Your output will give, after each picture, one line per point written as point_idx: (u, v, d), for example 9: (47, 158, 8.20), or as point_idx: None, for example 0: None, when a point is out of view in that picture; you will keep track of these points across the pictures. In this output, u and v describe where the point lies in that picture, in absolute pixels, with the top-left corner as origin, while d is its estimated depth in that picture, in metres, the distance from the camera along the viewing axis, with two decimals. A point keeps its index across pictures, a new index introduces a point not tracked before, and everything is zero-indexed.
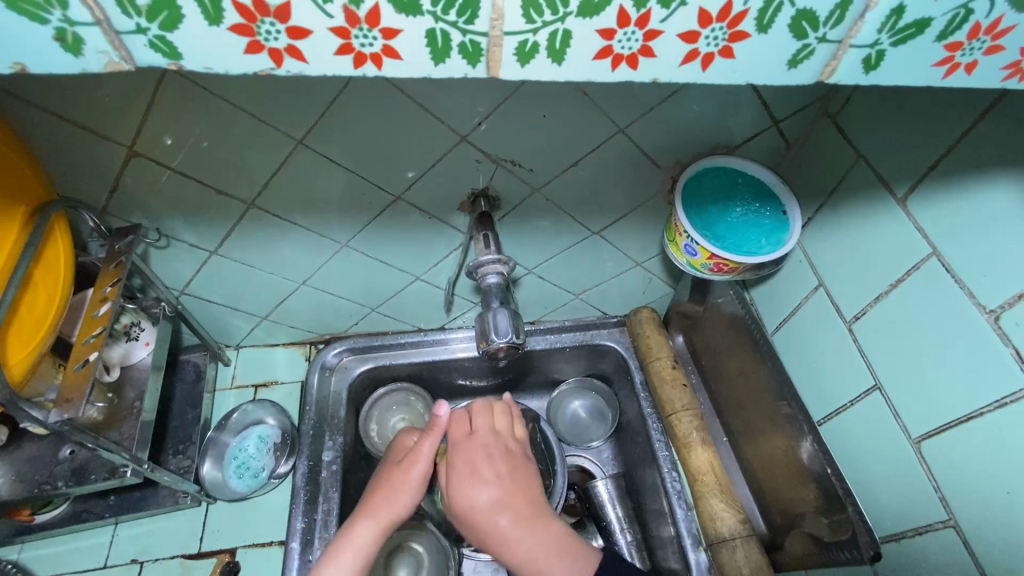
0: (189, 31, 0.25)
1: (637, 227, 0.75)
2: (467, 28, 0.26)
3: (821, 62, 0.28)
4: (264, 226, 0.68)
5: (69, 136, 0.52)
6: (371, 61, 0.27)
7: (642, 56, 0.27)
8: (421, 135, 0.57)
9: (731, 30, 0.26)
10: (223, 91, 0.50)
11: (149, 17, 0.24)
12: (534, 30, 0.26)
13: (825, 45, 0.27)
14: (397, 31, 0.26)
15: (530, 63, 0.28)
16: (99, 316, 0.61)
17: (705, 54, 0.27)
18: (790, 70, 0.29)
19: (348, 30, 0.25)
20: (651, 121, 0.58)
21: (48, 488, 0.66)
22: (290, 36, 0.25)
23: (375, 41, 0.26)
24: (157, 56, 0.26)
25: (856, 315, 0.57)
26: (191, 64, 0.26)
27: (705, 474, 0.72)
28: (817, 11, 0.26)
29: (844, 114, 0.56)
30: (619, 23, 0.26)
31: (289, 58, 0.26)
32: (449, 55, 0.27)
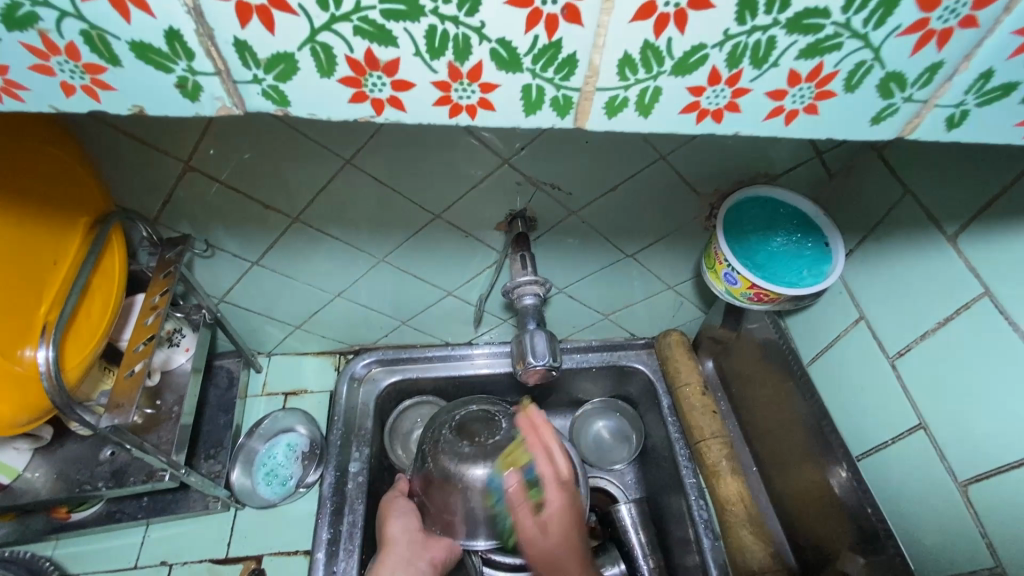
0: (301, 82, 0.26)
1: (671, 251, 0.75)
2: (562, 84, 0.27)
3: (904, 119, 0.28)
4: (305, 239, 0.70)
5: (135, 153, 0.55)
6: (465, 112, 0.28)
7: (728, 111, 0.28)
8: (465, 158, 0.59)
9: (820, 89, 0.27)
10: (281, 115, 0.52)
11: (267, 68, 0.25)
12: (627, 86, 0.27)
13: (910, 104, 0.28)
14: (495, 86, 0.27)
15: (618, 116, 0.28)
16: (147, 324, 0.62)
17: (789, 111, 0.28)
18: (872, 127, 0.29)
19: (448, 84, 0.27)
20: (693, 149, 0.58)
21: (88, 488, 0.68)
22: (394, 88, 0.27)
23: (474, 94, 0.27)
24: (266, 103, 0.27)
25: (900, 351, 0.56)
26: (297, 111, 0.28)
27: (735, 504, 0.71)
28: (907, 73, 0.26)
29: (891, 149, 0.56)
30: (710, 81, 0.26)
31: (390, 107, 0.27)
32: (540, 107, 0.28)
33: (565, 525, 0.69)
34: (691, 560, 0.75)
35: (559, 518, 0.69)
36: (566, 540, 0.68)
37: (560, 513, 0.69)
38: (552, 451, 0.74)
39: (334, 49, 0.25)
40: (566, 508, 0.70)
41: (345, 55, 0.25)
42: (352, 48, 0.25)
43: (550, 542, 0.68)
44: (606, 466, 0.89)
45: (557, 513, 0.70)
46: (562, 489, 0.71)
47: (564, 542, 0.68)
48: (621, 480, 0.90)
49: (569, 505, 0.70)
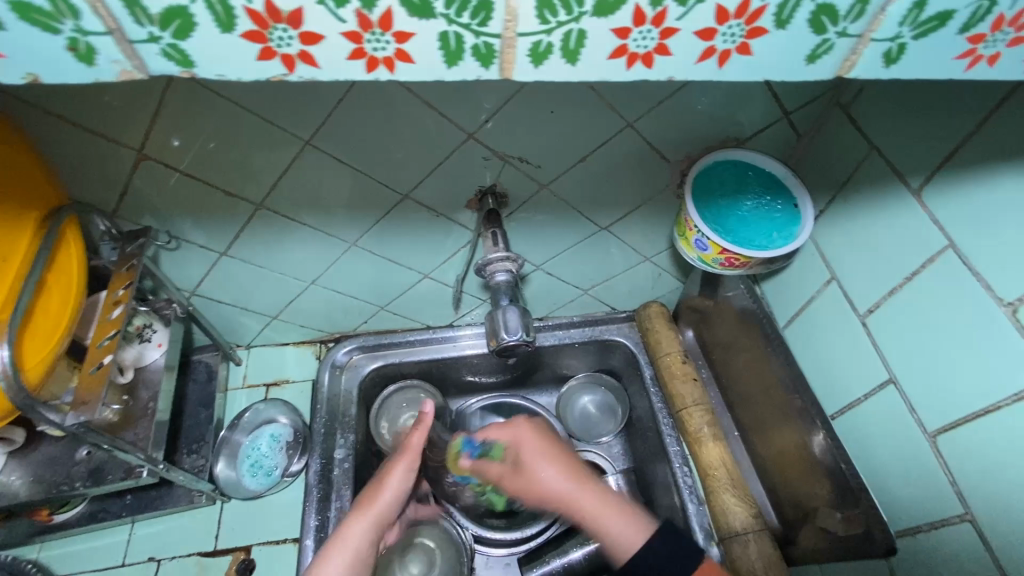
0: (202, 38, 0.25)
1: (646, 221, 0.74)
2: (481, 29, 0.26)
3: (841, 56, 0.28)
4: (273, 226, 0.68)
5: (82, 142, 0.53)
6: (383, 65, 0.27)
7: (658, 54, 0.27)
8: (428, 134, 0.57)
9: (749, 26, 0.26)
10: (234, 97, 0.50)
11: (162, 25, 0.24)
12: (549, 30, 0.26)
13: (845, 40, 0.27)
14: (410, 34, 0.26)
15: (544, 64, 0.27)
16: (112, 318, 0.61)
17: (722, 51, 0.27)
18: (808, 65, 0.28)
19: (360, 35, 0.26)
20: (660, 115, 0.57)
21: (66, 489, 0.67)
22: (304, 41, 0.26)
23: (390, 44, 0.26)
24: (169, 64, 0.26)
25: (870, 308, 0.56)
26: (202, 71, 0.26)
27: (717, 469, 0.72)
28: (837, 5, 0.25)
29: (857, 106, 0.55)
30: (635, 22, 0.26)
31: (303, 62, 0.26)
32: (462, 57, 0.27)
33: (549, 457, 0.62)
34: None
35: (530, 442, 0.63)
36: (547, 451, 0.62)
37: (566, 463, 0.62)
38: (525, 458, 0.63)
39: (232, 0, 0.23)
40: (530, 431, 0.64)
41: (244, 7, 0.24)
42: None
43: (554, 471, 0.60)
44: (593, 439, 0.90)
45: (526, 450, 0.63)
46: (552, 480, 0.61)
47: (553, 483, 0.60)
48: (609, 453, 0.90)
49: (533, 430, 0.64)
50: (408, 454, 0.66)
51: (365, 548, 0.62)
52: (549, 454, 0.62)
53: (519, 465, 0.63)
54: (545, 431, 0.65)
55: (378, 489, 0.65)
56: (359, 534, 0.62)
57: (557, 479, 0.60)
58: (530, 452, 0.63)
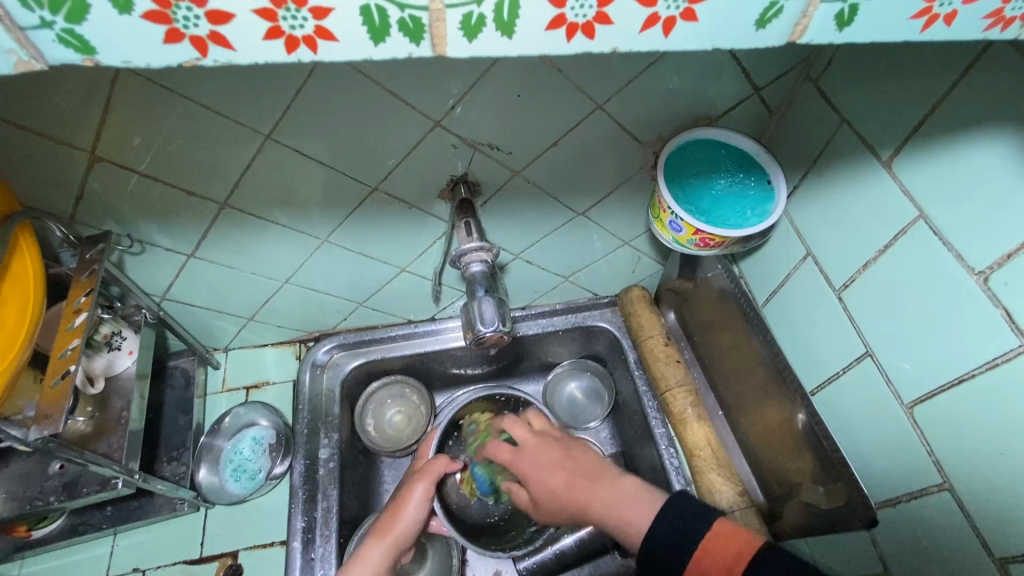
0: (99, 21, 0.23)
1: (623, 205, 0.74)
2: (404, 2, 0.24)
3: (791, 19, 0.27)
4: (241, 226, 0.66)
5: (28, 146, 0.50)
6: (304, 45, 0.26)
7: (598, 23, 0.26)
8: (394, 124, 0.56)
9: None
10: (187, 92, 0.48)
11: (52, 8, 0.22)
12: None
13: (794, 1, 0.26)
14: (328, 10, 0.24)
15: (478, 38, 0.26)
16: (74, 327, 0.59)
17: (665, 18, 0.26)
18: (759, 31, 0.27)
19: (275, 12, 0.24)
20: (630, 95, 0.56)
21: (39, 504, 0.65)
22: (211, 22, 0.24)
23: (306, 22, 0.25)
24: (69, 52, 0.24)
25: (845, 283, 0.56)
26: (107, 58, 0.25)
27: (702, 449, 0.73)
28: None
29: (826, 78, 0.55)
30: None
31: (215, 46, 0.25)
32: (388, 34, 0.26)
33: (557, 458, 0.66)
34: None
35: (532, 466, 0.67)
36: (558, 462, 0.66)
37: (578, 463, 0.65)
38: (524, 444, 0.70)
39: None
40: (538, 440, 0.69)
41: None
42: None
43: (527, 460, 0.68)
44: (581, 425, 0.90)
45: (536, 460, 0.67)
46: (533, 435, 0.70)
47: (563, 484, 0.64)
48: (597, 437, 0.90)
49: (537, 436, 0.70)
50: (425, 481, 0.68)
51: (381, 571, 0.64)
52: (556, 463, 0.66)
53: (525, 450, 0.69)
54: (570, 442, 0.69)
55: (397, 515, 0.67)
56: (375, 555, 0.64)
57: (528, 454, 0.68)
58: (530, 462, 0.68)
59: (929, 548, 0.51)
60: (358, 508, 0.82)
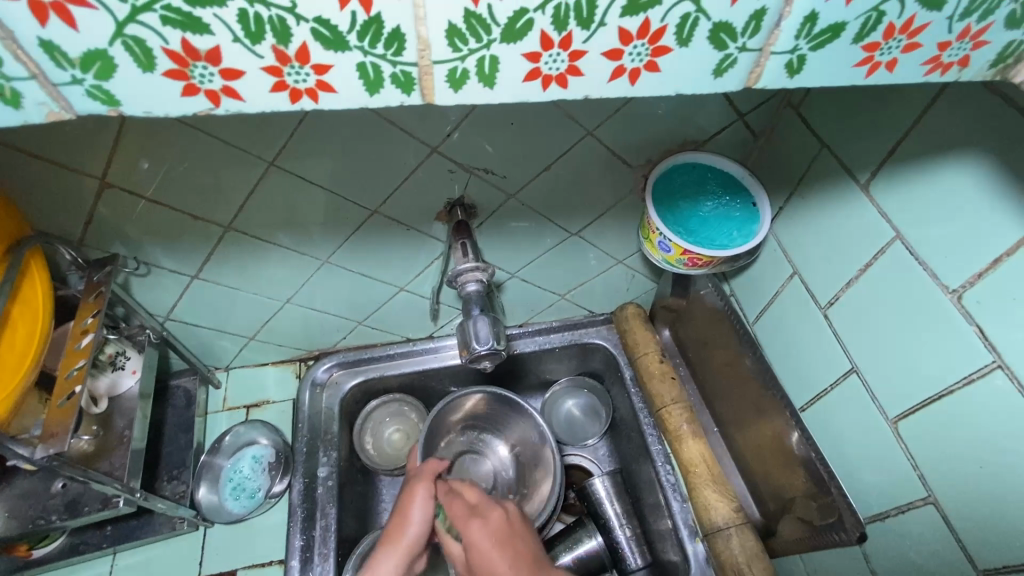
0: (123, 80, 0.26)
1: (616, 225, 0.76)
2: (396, 60, 0.27)
3: (745, 69, 0.29)
4: (244, 248, 0.68)
5: (43, 175, 0.53)
6: (307, 96, 0.28)
7: (571, 76, 0.28)
8: (391, 150, 0.58)
9: (653, 46, 0.27)
10: (195, 123, 0.51)
11: (83, 67, 0.25)
12: (462, 57, 0.27)
13: (746, 54, 0.28)
14: (329, 67, 0.27)
15: (463, 89, 0.28)
16: (81, 347, 0.60)
17: (631, 70, 0.28)
18: (716, 79, 0.29)
19: (280, 69, 0.26)
20: (618, 122, 0.59)
21: (42, 523, 0.66)
22: (224, 78, 0.26)
23: (309, 77, 0.27)
24: (97, 104, 0.27)
25: (831, 301, 0.58)
26: (129, 110, 0.27)
27: (697, 465, 0.73)
28: (734, 22, 0.27)
29: (806, 105, 0.57)
30: (544, 46, 0.27)
31: (226, 98, 0.27)
32: (382, 86, 0.28)
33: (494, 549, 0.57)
34: (664, 524, 0.77)
35: (481, 538, 0.58)
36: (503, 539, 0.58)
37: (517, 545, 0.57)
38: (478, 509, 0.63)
39: (148, 42, 0.24)
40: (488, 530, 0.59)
41: (162, 47, 0.25)
42: (166, 39, 0.24)
43: (486, 539, 0.57)
44: (579, 442, 0.91)
45: (485, 531, 0.59)
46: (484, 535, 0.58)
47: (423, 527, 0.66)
48: (595, 455, 0.91)
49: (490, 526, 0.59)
50: (426, 481, 0.67)
51: None
52: (497, 543, 0.57)
53: (484, 519, 0.60)
54: (523, 527, 0.61)
55: (403, 522, 0.66)
56: (387, 566, 0.63)
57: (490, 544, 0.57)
58: (477, 523, 0.60)
59: (918, 561, 0.51)
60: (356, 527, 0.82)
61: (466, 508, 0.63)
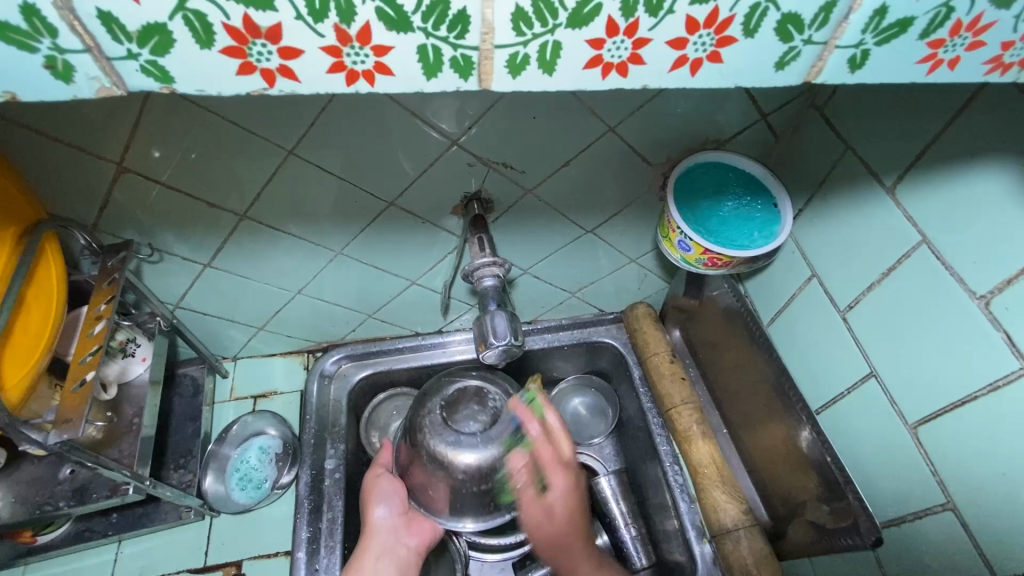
0: (180, 55, 0.25)
1: (630, 223, 0.75)
2: (458, 42, 0.26)
3: (808, 62, 0.29)
4: (258, 236, 0.68)
5: (68, 156, 0.52)
6: (363, 78, 0.27)
7: (632, 63, 0.28)
8: (411, 141, 0.57)
9: (719, 36, 0.27)
10: (216, 107, 0.50)
11: (139, 41, 0.24)
12: (525, 42, 0.27)
13: (811, 46, 0.28)
14: (389, 48, 0.26)
15: (522, 75, 0.28)
16: (94, 334, 0.60)
17: (693, 60, 0.28)
18: (777, 72, 0.29)
19: (340, 49, 0.26)
20: (641, 119, 0.58)
21: (49, 509, 0.66)
22: (282, 57, 0.26)
23: (368, 58, 0.26)
24: (148, 80, 0.26)
25: (850, 304, 0.57)
26: (182, 88, 0.27)
27: (706, 467, 0.73)
28: (802, 14, 0.26)
29: (831, 106, 0.57)
30: (609, 32, 0.26)
31: (282, 78, 0.27)
32: (441, 70, 0.27)
33: (568, 496, 0.73)
34: (671, 525, 0.77)
35: (548, 456, 0.73)
36: (570, 512, 0.74)
37: (560, 462, 0.74)
38: (549, 438, 0.74)
39: (209, 17, 0.24)
40: (560, 473, 0.74)
41: (222, 23, 0.24)
42: (227, 15, 0.24)
43: (559, 484, 0.73)
44: (586, 441, 0.91)
45: (550, 455, 0.74)
46: (566, 474, 0.74)
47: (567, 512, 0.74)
48: (600, 454, 0.90)
49: (564, 477, 0.74)
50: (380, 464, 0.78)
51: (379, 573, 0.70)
52: (551, 467, 0.74)
53: (549, 483, 0.73)
54: (570, 466, 0.75)
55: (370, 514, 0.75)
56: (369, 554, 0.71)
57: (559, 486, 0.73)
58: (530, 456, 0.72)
59: (932, 567, 0.51)
60: (361, 521, 0.82)
61: (525, 429, 0.73)
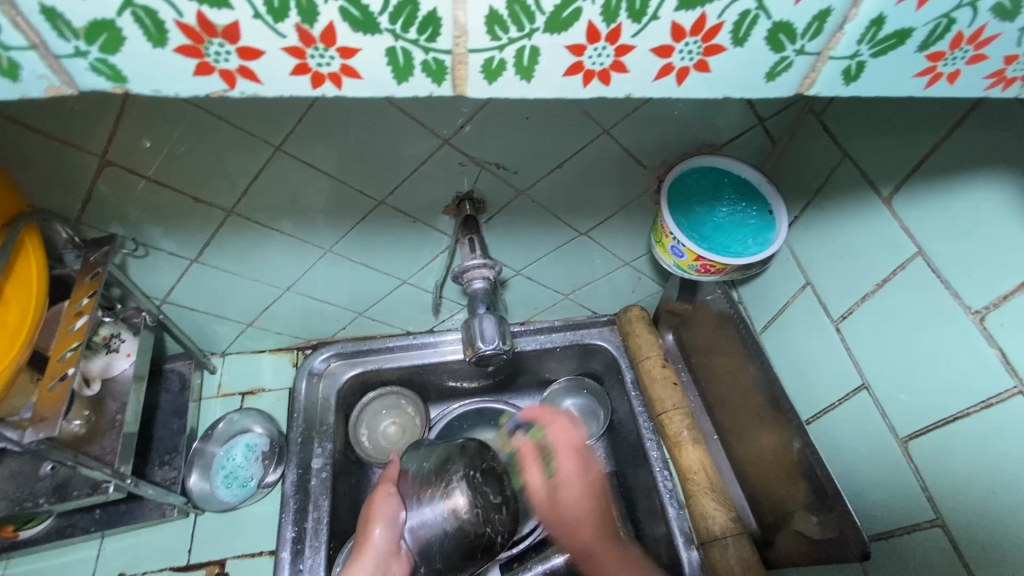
0: (131, 53, 0.24)
1: (625, 226, 0.74)
2: (430, 46, 0.25)
3: (801, 73, 0.28)
4: (245, 232, 0.66)
5: (44, 150, 0.51)
6: (329, 81, 0.26)
7: (615, 71, 0.27)
8: (401, 139, 0.56)
9: (706, 44, 0.26)
10: (201, 102, 0.49)
11: (87, 40, 0.23)
12: (500, 47, 0.26)
13: (804, 57, 0.27)
14: (356, 50, 0.25)
15: (498, 81, 0.27)
16: (75, 330, 0.59)
17: (679, 69, 0.27)
18: (768, 83, 0.28)
19: (303, 50, 0.25)
20: (636, 122, 0.57)
21: (29, 505, 0.65)
22: (242, 57, 0.25)
23: (333, 60, 0.26)
24: (100, 79, 0.25)
25: (844, 314, 0.57)
26: (136, 88, 0.26)
27: (696, 473, 0.72)
28: (795, 23, 0.25)
29: (829, 114, 0.56)
30: (590, 38, 0.25)
31: (243, 79, 0.26)
32: (411, 73, 0.26)
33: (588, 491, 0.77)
34: (659, 530, 0.76)
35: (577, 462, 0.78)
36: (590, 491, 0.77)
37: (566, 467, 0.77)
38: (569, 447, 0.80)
39: (160, 15, 0.23)
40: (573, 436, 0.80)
41: (175, 21, 0.23)
42: (180, 12, 0.23)
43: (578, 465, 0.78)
44: None
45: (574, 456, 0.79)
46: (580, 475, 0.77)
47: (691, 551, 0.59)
48: None
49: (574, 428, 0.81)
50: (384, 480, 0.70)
51: None
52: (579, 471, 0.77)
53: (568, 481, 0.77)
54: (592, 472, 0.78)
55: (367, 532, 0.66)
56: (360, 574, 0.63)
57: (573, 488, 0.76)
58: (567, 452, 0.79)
59: None
60: (348, 521, 0.81)
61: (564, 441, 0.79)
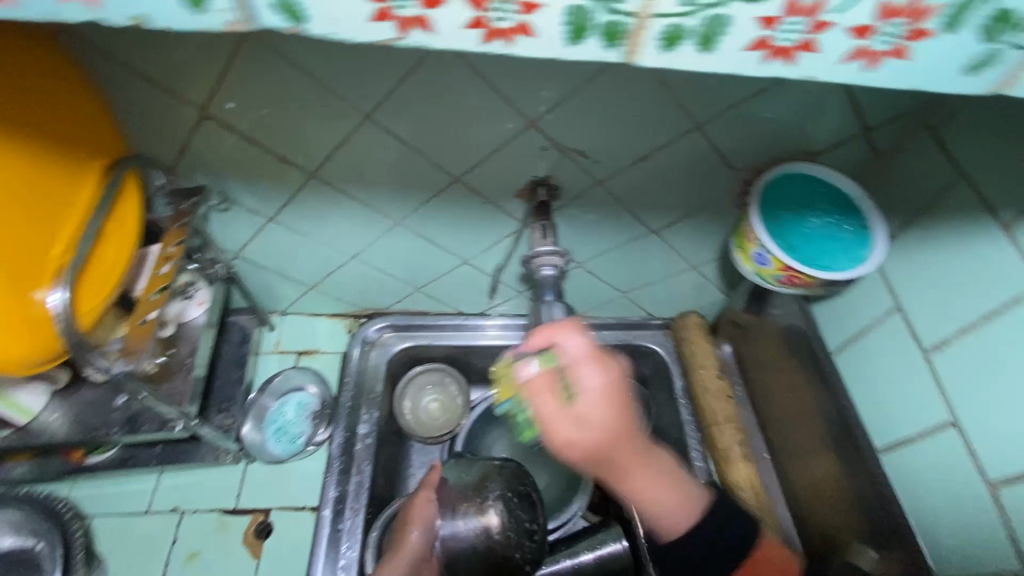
0: None
1: (698, 229, 0.72)
2: (618, 8, 0.25)
3: (1008, 69, 0.26)
4: (323, 197, 0.68)
5: (151, 97, 0.53)
6: (504, 37, 0.27)
7: (804, 50, 0.26)
8: (489, 118, 0.56)
9: (914, 27, 0.25)
10: (304, 64, 0.50)
11: None
12: (692, 14, 0.25)
13: (1017, 51, 0.26)
14: (540, 7, 0.25)
15: (676, 51, 0.27)
16: (162, 274, 0.62)
17: (874, 53, 0.26)
18: (968, 77, 0.27)
19: (487, 6, 0.25)
20: (732, 120, 0.55)
21: (102, 433, 0.69)
22: (426, 6, 0.26)
23: (514, 16, 0.26)
24: (283, 20, 0.26)
25: (938, 345, 0.54)
26: (317, 29, 0.26)
27: (744, 490, 0.70)
28: (1018, 11, 0.24)
29: (946, 129, 0.52)
30: (786, 13, 0.25)
31: (419, 29, 0.27)
32: (589, 36, 0.26)
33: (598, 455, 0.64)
34: None
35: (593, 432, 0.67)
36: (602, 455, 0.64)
37: None
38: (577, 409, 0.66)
39: None
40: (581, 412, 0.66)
41: None
42: None
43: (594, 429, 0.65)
44: None
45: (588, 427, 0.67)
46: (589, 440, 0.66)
47: (614, 424, 0.50)
48: None
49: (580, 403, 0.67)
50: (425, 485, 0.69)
51: None
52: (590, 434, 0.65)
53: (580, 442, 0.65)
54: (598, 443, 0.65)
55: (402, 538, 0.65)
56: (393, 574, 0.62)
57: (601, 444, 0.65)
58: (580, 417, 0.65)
59: None
60: (387, 489, 0.83)
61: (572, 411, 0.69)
